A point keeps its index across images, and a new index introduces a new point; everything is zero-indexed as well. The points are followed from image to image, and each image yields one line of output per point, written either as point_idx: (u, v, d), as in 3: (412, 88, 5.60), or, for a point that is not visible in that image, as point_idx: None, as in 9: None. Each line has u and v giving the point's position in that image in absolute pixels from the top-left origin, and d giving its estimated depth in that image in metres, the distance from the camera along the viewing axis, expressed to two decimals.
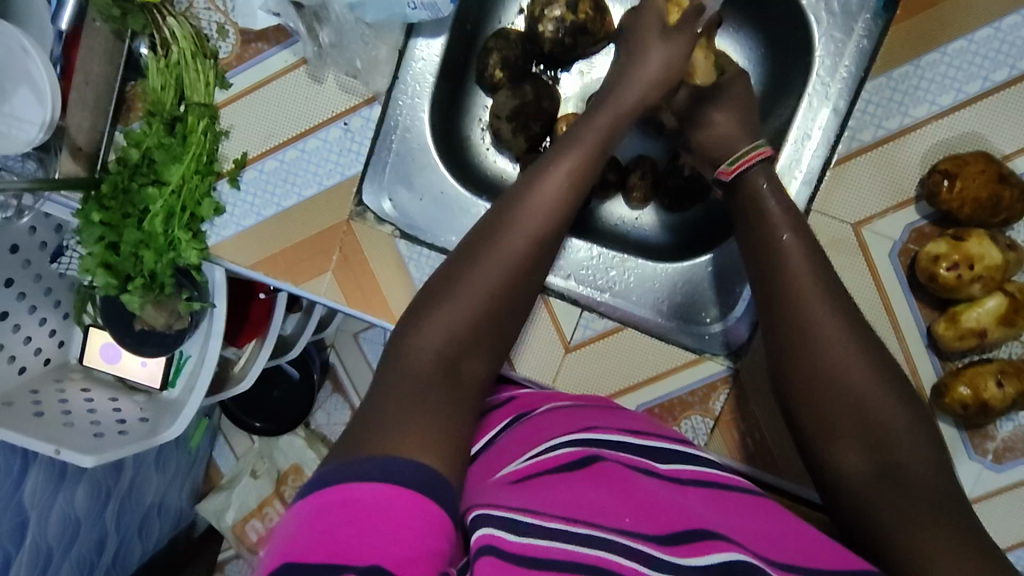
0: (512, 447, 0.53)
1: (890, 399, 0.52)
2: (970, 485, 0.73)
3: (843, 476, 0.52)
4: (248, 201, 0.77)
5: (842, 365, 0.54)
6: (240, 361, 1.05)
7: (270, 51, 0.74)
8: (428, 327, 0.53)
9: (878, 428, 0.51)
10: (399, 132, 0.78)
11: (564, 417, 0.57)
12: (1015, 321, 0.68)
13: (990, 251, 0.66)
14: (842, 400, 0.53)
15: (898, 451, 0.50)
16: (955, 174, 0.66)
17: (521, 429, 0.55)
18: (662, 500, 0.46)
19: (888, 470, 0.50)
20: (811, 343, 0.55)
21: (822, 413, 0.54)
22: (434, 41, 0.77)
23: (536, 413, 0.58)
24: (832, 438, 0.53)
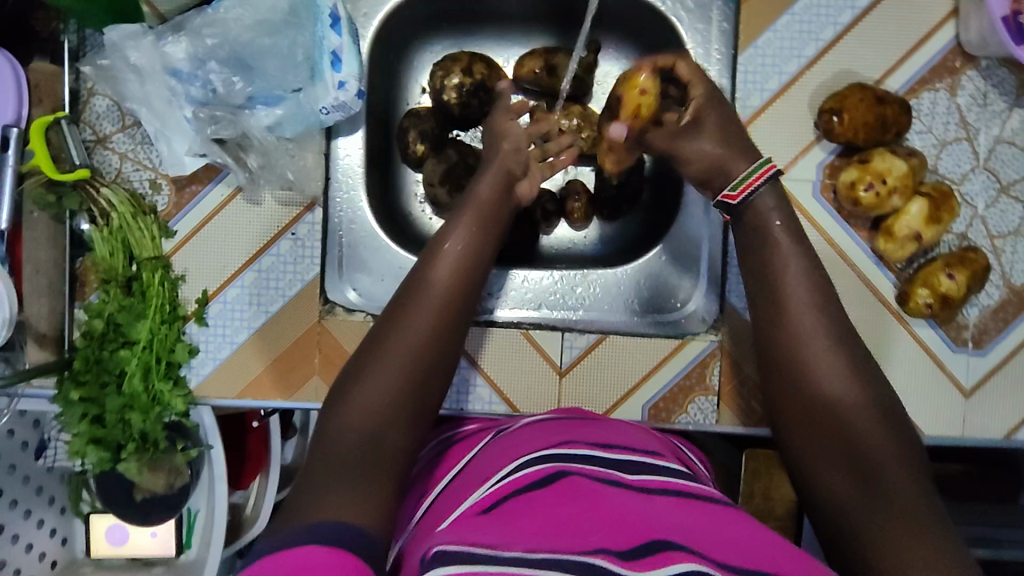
0: (484, 470, 0.58)
1: (856, 403, 0.56)
2: (965, 378, 0.77)
3: (821, 480, 0.55)
4: (219, 333, 0.78)
5: (805, 351, 0.59)
6: (250, 502, 1.02)
7: (205, 189, 0.78)
8: (398, 386, 0.57)
9: (855, 444, 0.54)
10: (344, 226, 0.80)
11: (536, 432, 0.62)
12: (941, 217, 0.74)
13: (895, 163, 0.73)
14: (819, 404, 0.57)
15: (867, 449, 0.53)
16: (840, 109, 0.74)
17: (496, 449, 0.61)
18: (627, 507, 0.48)
19: (862, 472, 0.52)
20: (793, 340, 0.59)
21: (807, 415, 0.57)
22: (353, 137, 0.80)
23: (510, 434, 0.63)
24: (814, 444, 0.56)
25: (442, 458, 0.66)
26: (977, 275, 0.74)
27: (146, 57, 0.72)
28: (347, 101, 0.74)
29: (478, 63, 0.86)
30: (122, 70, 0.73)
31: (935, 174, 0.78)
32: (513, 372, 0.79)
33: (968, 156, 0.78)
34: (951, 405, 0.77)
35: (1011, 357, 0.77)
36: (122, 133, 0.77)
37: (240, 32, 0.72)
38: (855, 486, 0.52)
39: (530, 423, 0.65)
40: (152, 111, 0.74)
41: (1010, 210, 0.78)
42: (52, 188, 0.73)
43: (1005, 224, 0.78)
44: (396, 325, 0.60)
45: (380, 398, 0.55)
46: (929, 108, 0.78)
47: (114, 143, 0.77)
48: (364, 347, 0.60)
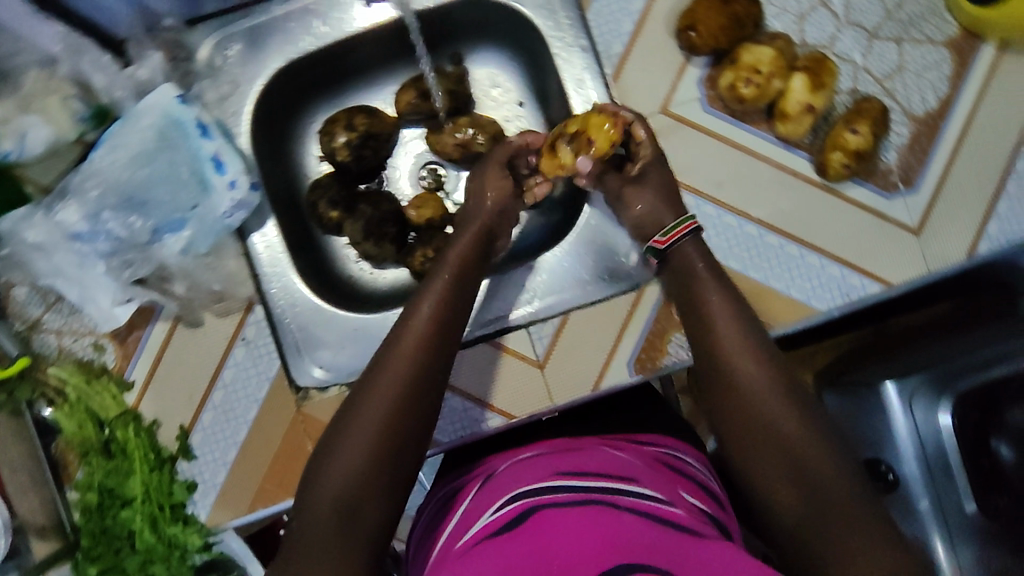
0: (471, 514, 0.62)
1: (794, 419, 0.56)
2: (908, 218, 0.81)
3: (776, 508, 0.55)
4: (210, 458, 0.79)
5: (739, 361, 0.60)
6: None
7: (146, 332, 0.79)
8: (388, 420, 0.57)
9: (801, 460, 0.54)
10: (289, 312, 0.80)
11: (518, 473, 0.66)
12: (824, 82, 0.76)
13: (761, 52, 0.75)
14: (760, 424, 0.57)
15: (814, 470, 0.54)
16: (694, 23, 0.76)
17: (479, 498, 0.64)
18: (592, 526, 0.51)
19: (815, 497, 0.53)
20: (728, 356, 0.62)
21: (753, 436, 0.57)
22: (266, 228, 0.81)
23: (493, 482, 0.67)
24: (764, 474, 0.56)
25: (436, 521, 0.70)
26: (879, 120, 0.77)
27: (43, 232, 0.73)
28: (244, 197, 0.74)
29: (358, 115, 0.90)
30: (25, 253, 0.74)
31: (806, 45, 0.81)
32: (497, 382, 0.80)
33: (829, 19, 0.81)
34: (907, 248, 0.80)
35: (939, 185, 0.81)
36: (50, 312, 0.78)
37: (119, 173, 0.74)
38: (809, 507, 0.53)
39: (510, 466, 0.69)
40: (67, 279, 0.75)
41: (886, 51, 0.82)
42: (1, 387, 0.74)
43: (885, 64, 0.81)
44: (375, 384, 0.59)
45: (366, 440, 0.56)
46: None
47: (47, 324, 0.77)
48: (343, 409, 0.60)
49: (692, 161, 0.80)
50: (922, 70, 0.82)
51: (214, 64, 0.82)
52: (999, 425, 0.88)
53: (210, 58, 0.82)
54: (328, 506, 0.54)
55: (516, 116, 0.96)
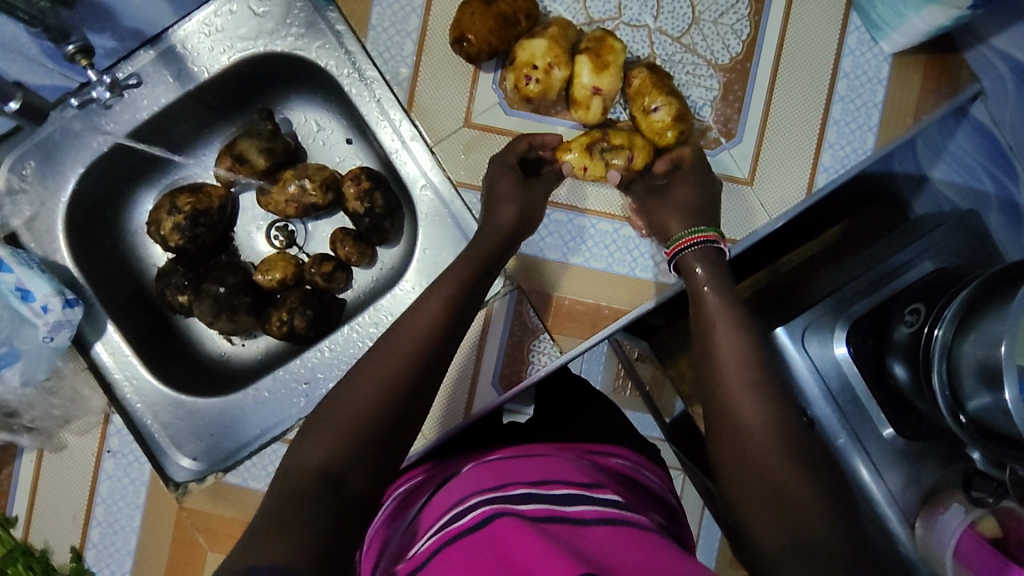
0: (428, 517, 0.60)
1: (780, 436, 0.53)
2: (738, 171, 0.78)
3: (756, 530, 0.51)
4: (109, 571, 0.79)
5: (725, 362, 0.56)
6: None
7: (15, 465, 0.79)
8: (387, 395, 0.56)
9: (779, 482, 0.51)
10: (148, 412, 0.79)
11: (481, 473, 0.63)
12: (608, 61, 0.73)
13: (535, 45, 0.73)
14: (738, 443, 0.53)
15: (797, 497, 0.50)
16: (462, 32, 0.74)
17: (438, 499, 0.62)
18: (560, 544, 0.50)
19: (794, 524, 0.49)
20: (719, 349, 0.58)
21: (738, 448, 0.53)
22: (107, 335, 0.80)
23: (452, 482, 0.64)
24: (743, 491, 0.52)
25: (388, 521, 0.66)
26: (669, 85, 0.75)
27: None
28: (62, 317, 0.74)
29: (182, 194, 0.87)
30: None
31: (592, 22, 0.79)
32: None
33: None
34: (742, 199, 0.78)
35: (763, 128, 0.78)
36: None
37: None
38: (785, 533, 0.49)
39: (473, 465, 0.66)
40: None
41: (677, 5, 0.78)
42: None
43: (678, 21, 0.78)
44: (349, 396, 0.56)
45: (367, 406, 0.55)
46: None
47: None
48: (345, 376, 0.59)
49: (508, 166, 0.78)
50: (719, 17, 0.79)
51: (10, 188, 0.81)
52: (891, 344, 0.79)
53: (5, 183, 0.80)
54: (312, 470, 0.52)
55: (349, 155, 0.93)
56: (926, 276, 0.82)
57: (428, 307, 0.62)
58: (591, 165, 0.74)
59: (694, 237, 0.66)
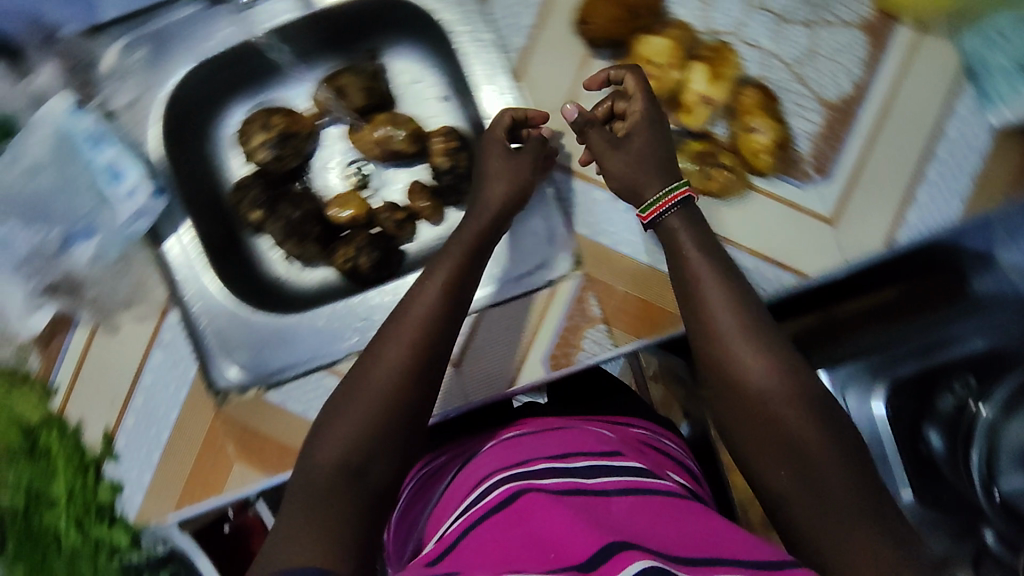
0: (454, 496, 0.62)
1: (797, 406, 0.54)
2: (823, 208, 0.79)
3: (769, 487, 0.54)
4: (135, 460, 0.81)
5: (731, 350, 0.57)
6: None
7: (67, 339, 0.81)
8: (394, 390, 0.58)
9: (792, 440, 0.53)
10: (204, 316, 0.81)
11: (505, 449, 0.66)
12: (721, 73, 0.74)
13: (654, 42, 0.74)
14: (756, 412, 0.55)
15: (813, 452, 0.52)
16: (587, 16, 0.75)
17: (463, 476, 0.64)
18: (586, 515, 0.52)
19: (807, 476, 0.51)
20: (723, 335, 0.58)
21: (754, 422, 0.55)
22: (179, 232, 0.81)
23: (477, 460, 0.67)
24: (760, 453, 0.54)
25: (416, 501, 0.69)
26: (776, 110, 0.75)
27: None
28: (146, 205, 0.76)
29: (276, 114, 0.89)
30: None
31: (713, 32, 0.79)
32: None
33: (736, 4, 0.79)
34: (821, 238, 0.79)
35: (854, 173, 0.79)
36: None
37: (21, 187, 0.75)
38: (806, 496, 0.51)
39: (495, 444, 0.68)
40: None
41: (797, 34, 0.79)
42: None
43: (796, 49, 0.79)
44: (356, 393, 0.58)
45: (381, 398, 0.58)
46: None
47: None
48: (348, 378, 0.61)
49: None
50: (835, 54, 0.80)
51: (118, 69, 0.83)
52: (932, 413, 0.79)
53: (112, 64, 0.83)
54: (331, 465, 0.54)
55: (439, 112, 0.94)
56: (973, 356, 0.78)
57: (428, 292, 0.64)
58: (695, 171, 0.75)
59: (667, 197, 0.65)
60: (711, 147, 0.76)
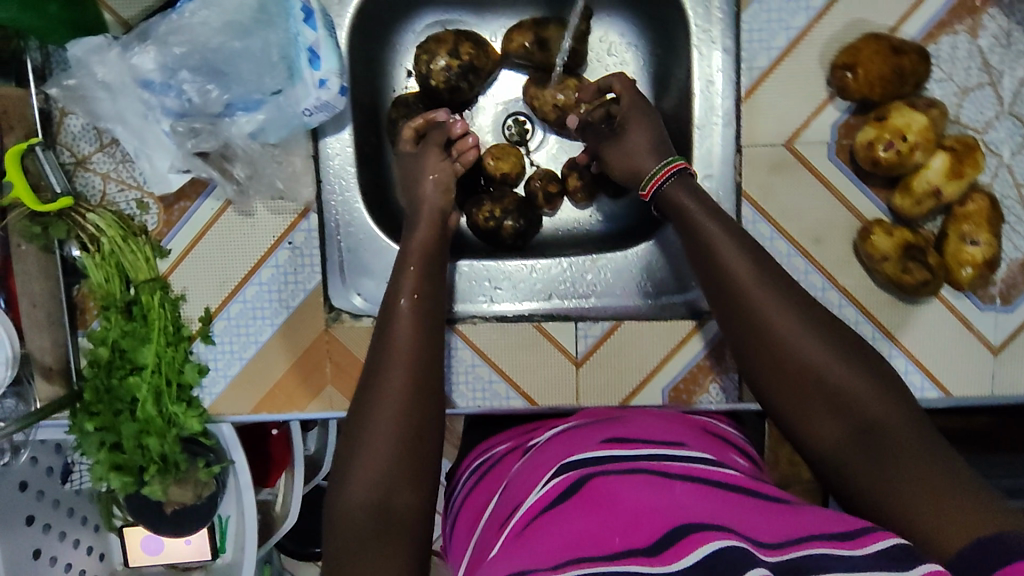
0: (522, 487, 0.60)
1: (843, 367, 0.54)
2: (992, 335, 0.77)
3: (822, 445, 0.54)
4: (226, 350, 0.78)
5: (771, 317, 0.56)
6: (277, 499, 1.07)
7: (194, 205, 0.75)
8: (411, 408, 0.57)
9: (842, 400, 0.53)
10: (341, 230, 0.77)
11: (558, 446, 0.64)
12: (964, 171, 0.69)
13: (914, 117, 0.67)
14: (802, 376, 0.55)
15: (864, 410, 0.52)
16: (854, 64, 0.68)
17: (527, 471, 0.62)
18: (648, 499, 0.50)
19: (862, 431, 0.52)
20: (748, 307, 0.58)
21: (798, 389, 0.55)
22: (342, 135, 0.76)
23: (536, 456, 0.65)
24: (808, 416, 0.55)
25: (476, 496, 0.67)
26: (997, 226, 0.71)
27: (115, 71, 0.67)
28: (331, 100, 0.68)
29: (465, 42, 0.81)
30: (90, 87, 0.68)
31: (957, 124, 0.73)
32: (525, 361, 0.78)
33: (992, 102, 0.73)
34: (978, 363, 0.77)
35: None
36: (101, 152, 0.73)
37: (209, 37, 0.67)
38: (864, 453, 0.51)
39: (551, 441, 0.66)
40: (128, 129, 0.70)
41: None
42: (37, 220, 0.69)
43: None
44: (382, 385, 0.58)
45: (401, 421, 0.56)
46: (949, 54, 0.72)
47: (94, 164, 0.73)
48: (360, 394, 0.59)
49: (802, 208, 0.75)
50: None
51: None
52: None
53: None
54: (372, 492, 0.53)
55: None
56: None
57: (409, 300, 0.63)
58: (900, 261, 0.70)
59: (663, 170, 0.68)
60: (921, 242, 0.71)
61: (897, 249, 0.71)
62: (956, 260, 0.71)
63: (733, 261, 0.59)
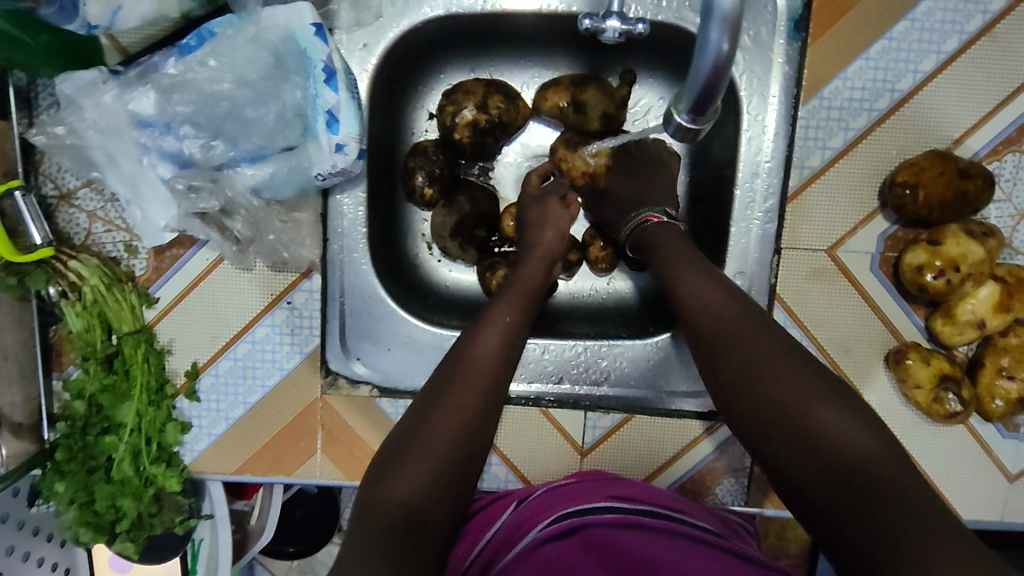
0: (516, 531, 0.56)
1: (799, 381, 0.49)
2: (1011, 463, 0.74)
3: (787, 475, 0.48)
4: (212, 408, 0.73)
5: (726, 325, 0.54)
6: (253, 511, 1.01)
7: (188, 253, 0.69)
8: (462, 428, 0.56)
9: (797, 415, 0.48)
10: (345, 292, 0.72)
11: (563, 493, 0.61)
12: (1011, 306, 0.65)
13: (972, 247, 0.63)
14: (747, 387, 0.51)
15: (828, 436, 0.46)
16: (915, 183, 0.63)
17: (525, 515, 0.59)
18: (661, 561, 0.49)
19: (835, 465, 0.45)
20: (700, 314, 0.56)
21: (748, 405, 0.51)
22: (356, 193, 0.70)
23: (539, 500, 0.61)
24: (772, 443, 0.49)
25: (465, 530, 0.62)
26: None
27: (109, 115, 0.61)
28: (347, 167, 0.62)
29: (495, 94, 0.74)
30: (82, 132, 0.62)
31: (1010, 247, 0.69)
32: (529, 446, 0.75)
33: None
34: (993, 489, 0.74)
35: None
36: (88, 188, 0.67)
37: (216, 88, 0.61)
38: (835, 489, 0.45)
39: (560, 486, 0.64)
40: (120, 175, 0.64)
41: None
42: (12, 269, 0.63)
43: None
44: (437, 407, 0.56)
45: (459, 427, 0.55)
46: (1012, 174, 0.68)
47: (80, 201, 0.67)
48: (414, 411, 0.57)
49: (836, 320, 0.71)
50: None
51: None
52: None
53: None
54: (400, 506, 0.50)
55: None
56: None
57: (494, 326, 0.62)
58: (931, 390, 0.67)
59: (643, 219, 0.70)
60: (957, 371, 0.68)
61: (930, 379, 0.67)
62: (990, 392, 0.68)
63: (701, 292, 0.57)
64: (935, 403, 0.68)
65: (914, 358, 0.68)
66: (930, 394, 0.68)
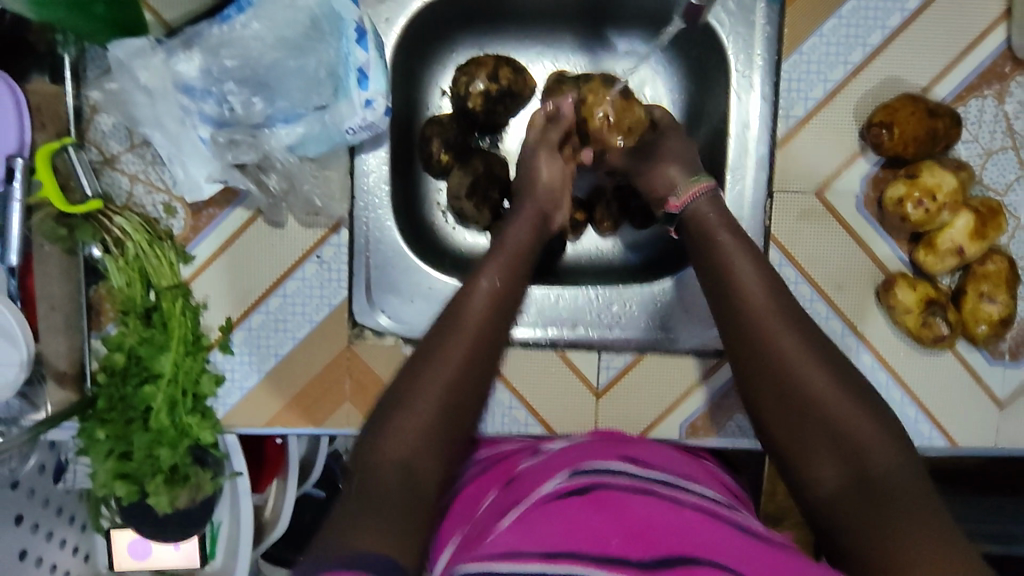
0: (528, 478, 0.59)
1: (840, 399, 0.56)
2: (999, 388, 0.79)
3: (815, 487, 0.56)
4: (245, 361, 0.76)
5: (776, 337, 0.59)
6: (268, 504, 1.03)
7: (224, 213, 0.74)
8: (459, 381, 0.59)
9: (832, 424, 0.56)
10: (370, 247, 0.77)
11: (573, 450, 0.64)
12: (987, 233, 0.71)
13: (945, 178, 0.70)
14: (791, 395, 0.58)
15: (863, 456, 0.54)
16: (891, 123, 0.70)
17: (539, 466, 0.62)
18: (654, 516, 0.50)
19: (862, 479, 0.53)
20: (745, 317, 0.61)
21: (789, 414, 0.58)
22: (379, 153, 0.76)
23: (551, 454, 0.64)
24: (807, 458, 0.57)
25: (475, 483, 0.66)
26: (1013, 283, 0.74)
27: (157, 77, 0.67)
28: (375, 121, 0.69)
29: (503, 67, 0.80)
30: (132, 92, 0.67)
31: (980, 183, 0.76)
32: (547, 389, 0.79)
33: (1014, 166, 0.75)
34: (984, 415, 0.79)
35: None
36: (131, 152, 0.72)
37: (257, 51, 0.67)
38: (859, 500, 0.53)
39: (569, 445, 0.66)
40: (165, 135, 0.69)
41: None
42: (61, 221, 0.68)
43: None
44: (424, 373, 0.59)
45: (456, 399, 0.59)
46: (977, 117, 0.75)
47: (123, 164, 0.72)
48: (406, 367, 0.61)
49: (829, 257, 0.76)
50: None
51: None
52: None
53: None
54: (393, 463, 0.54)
55: None
56: None
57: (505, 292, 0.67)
58: (920, 315, 0.73)
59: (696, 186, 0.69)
60: (942, 296, 0.74)
61: (918, 303, 0.73)
62: (974, 315, 0.74)
63: (753, 285, 0.62)
64: (925, 327, 0.73)
65: (902, 287, 0.73)
66: (919, 318, 0.73)
